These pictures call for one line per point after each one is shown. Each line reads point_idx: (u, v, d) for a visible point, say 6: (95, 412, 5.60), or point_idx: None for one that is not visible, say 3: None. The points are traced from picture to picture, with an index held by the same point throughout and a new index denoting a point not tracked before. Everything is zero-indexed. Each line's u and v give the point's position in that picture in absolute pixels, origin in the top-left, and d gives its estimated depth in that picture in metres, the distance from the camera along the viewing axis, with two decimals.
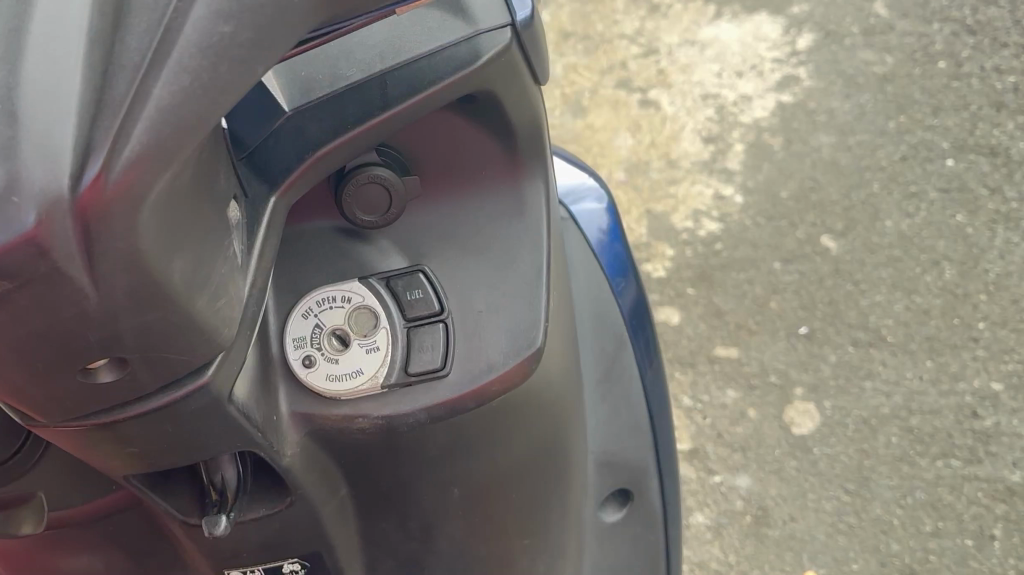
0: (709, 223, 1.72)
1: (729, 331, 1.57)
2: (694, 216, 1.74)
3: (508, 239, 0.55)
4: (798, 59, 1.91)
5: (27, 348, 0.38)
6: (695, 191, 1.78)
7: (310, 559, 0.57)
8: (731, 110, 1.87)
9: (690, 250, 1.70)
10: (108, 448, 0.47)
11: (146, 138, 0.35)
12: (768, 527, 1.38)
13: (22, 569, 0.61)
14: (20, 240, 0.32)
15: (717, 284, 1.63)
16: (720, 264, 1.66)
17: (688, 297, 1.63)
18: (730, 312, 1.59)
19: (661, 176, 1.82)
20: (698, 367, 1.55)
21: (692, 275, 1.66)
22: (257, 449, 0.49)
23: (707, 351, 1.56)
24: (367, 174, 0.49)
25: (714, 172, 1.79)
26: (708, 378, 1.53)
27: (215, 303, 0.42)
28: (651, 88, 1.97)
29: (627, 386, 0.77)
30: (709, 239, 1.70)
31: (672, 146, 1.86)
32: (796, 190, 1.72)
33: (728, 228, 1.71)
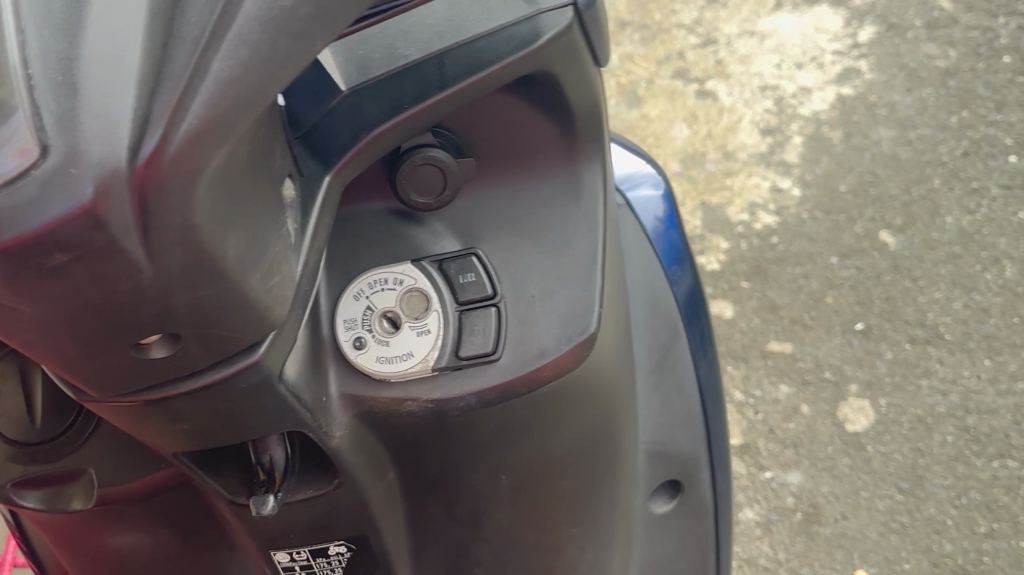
0: (765, 216, 1.70)
1: (784, 326, 1.55)
2: (749, 209, 1.71)
3: (565, 224, 0.54)
4: (858, 51, 1.89)
5: (82, 320, 0.38)
6: (753, 183, 1.75)
7: (356, 542, 0.56)
8: (790, 102, 1.85)
9: (745, 243, 1.67)
10: (158, 425, 0.47)
11: (205, 110, 0.34)
12: (819, 524, 1.34)
13: (64, 545, 0.60)
14: (78, 212, 0.32)
15: (772, 278, 1.61)
16: (775, 257, 1.63)
17: (742, 291, 1.60)
18: (785, 307, 1.57)
19: (718, 168, 1.79)
20: (751, 362, 1.52)
21: (747, 268, 1.63)
22: (305, 429, 0.49)
23: (760, 346, 1.53)
24: (422, 155, 0.48)
25: (771, 165, 1.76)
26: (761, 373, 1.51)
27: (269, 281, 0.42)
28: (710, 79, 1.93)
29: (680, 377, 0.75)
30: (764, 232, 1.68)
31: (729, 137, 1.83)
32: (855, 184, 1.69)
33: (784, 221, 1.68)
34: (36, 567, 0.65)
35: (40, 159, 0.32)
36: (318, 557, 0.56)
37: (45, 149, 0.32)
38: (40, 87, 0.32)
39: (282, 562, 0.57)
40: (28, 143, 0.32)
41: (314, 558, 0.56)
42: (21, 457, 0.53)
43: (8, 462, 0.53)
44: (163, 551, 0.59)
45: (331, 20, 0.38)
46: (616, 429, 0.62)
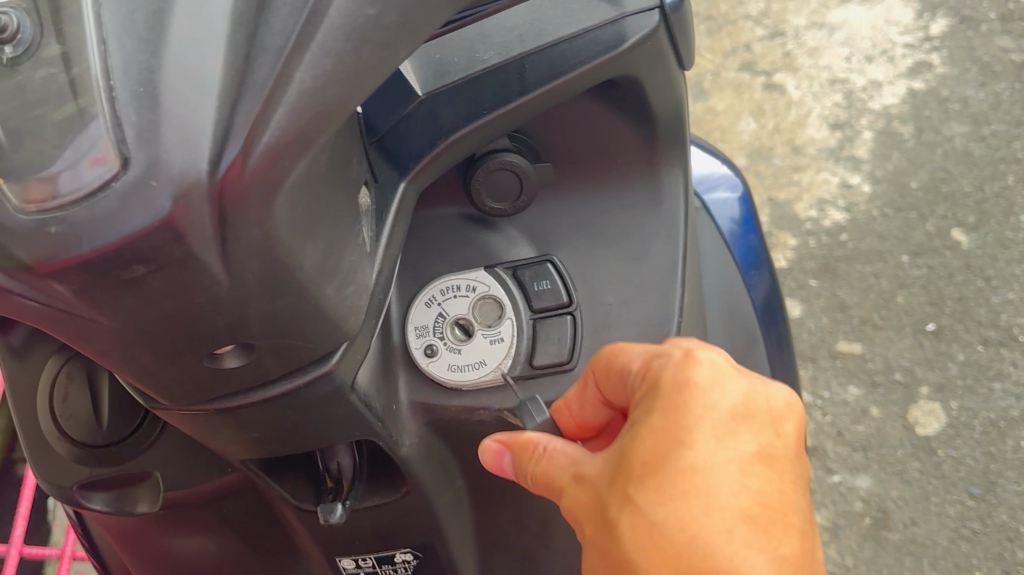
0: (833, 212, 1.52)
1: (854, 326, 1.40)
2: (817, 205, 1.53)
3: (645, 229, 0.53)
4: (930, 44, 1.66)
5: (157, 331, 0.38)
6: (821, 179, 1.55)
7: (422, 550, 0.55)
8: (860, 96, 1.62)
9: (813, 240, 1.50)
10: (227, 433, 0.46)
11: (286, 122, 0.34)
12: (887, 530, 1.25)
13: (129, 548, 0.60)
14: (158, 224, 0.32)
15: (842, 276, 1.45)
16: (844, 255, 1.47)
17: (810, 289, 1.45)
18: (855, 305, 1.42)
19: (786, 163, 1.58)
20: (817, 362, 1.39)
21: (815, 266, 1.47)
22: (376, 438, 0.48)
23: (828, 345, 1.40)
24: (497, 160, 0.48)
25: (840, 161, 1.56)
26: (829, 373, 1.38)
27: (344, 290, 0.42)
28: (777, 71, 1.68)
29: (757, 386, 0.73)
30: (833, 229, 1.50)
31: (797, 132, 1.61)
32: (926, 180, 1.52)
33: (856, 218, 1.50)
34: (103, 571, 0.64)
35: (121, 172, 0.32)
36: (384, 563, 0.56)
37: (126, 162, 0.32)
38: (122, 99, 0.32)
39: (348, 568, 0.56)
40: (110, 157, 0.32)
41: (380, 564, 0.56)
42: (89, 458, 0.54)
43: (75, 465, 0.54)
44: (229, 554, 0.59)
45: (413, 28, 0.37)
46: None
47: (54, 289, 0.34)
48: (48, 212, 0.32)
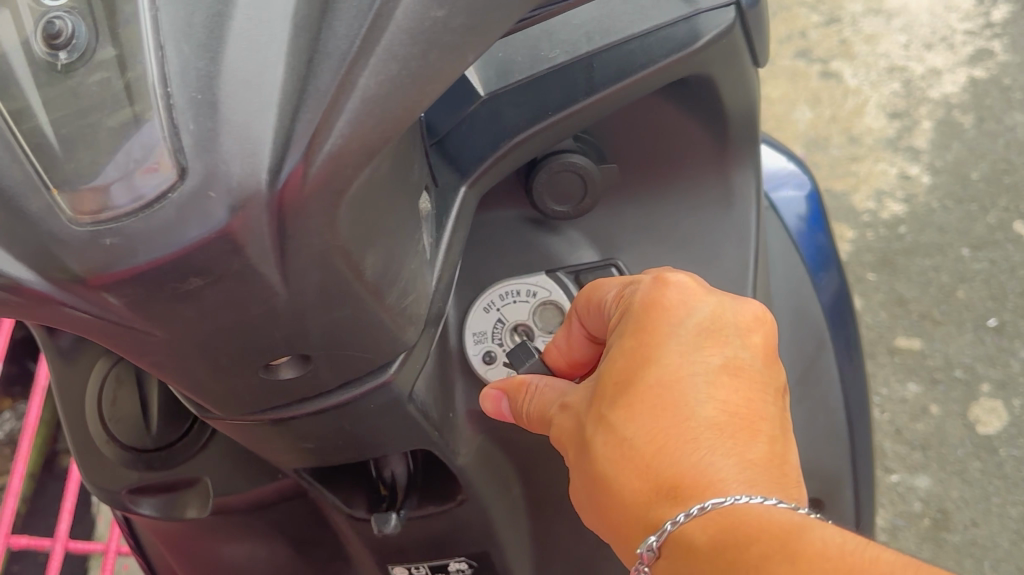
0: (892, 205, 1.48)
1: (912, 322, 1.38)
2: (876, 196, 1.49)
3: (716, 233, 0.54)
4: (992, 31, 1.59)
5: (212, 344, 0.37)
6: (880, 170, 1.51)
7: (477, 559, 0.53)
8: (919, 84, 1.57)
9: (871, 232, 1.46)
10: (281, 444, 0.45)
11: (349, 130, 0.32)
12: (947, 531, 1.23)
13: (179, 555, 0.59)
14: (215, 235, 0.31)
15: (901, 270, 1.42)
16: (904, 248, 1.44)
17: (868, 283, 1.41)
18: (913, 300, 1.39)
19: (844, 153, 1.53)
20: (876, 359, 1.36)
21: (873, 259, 1.44)
22: (432, 448, 0.47)
23: (887, 341, 1.37)
24: (559, 162, 0.48)
25: (899, 151, 1.52)
26: (887, 370, 1.36)
27: (404, 300, 0.40)
28: (834, 58, 1.61)
29: (825, 390, 0.71)
30: (891, 221, 1.47)
31: (855, 121, 1.55)
32: (989, 172, 1.48)
33: (914, 210, 1.47)
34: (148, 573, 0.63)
35: (178, 183, 0.30)
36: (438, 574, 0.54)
37: (183, 172, 0.30)
38: (179, 106, 0.30)
39: None
40: (165, 165, 0.30)
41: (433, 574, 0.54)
42: (137, 463, 0.53)
43: (124, 469, 0.53)
44: (280, 560, 0.58)
45: (484, 29, 0.35)
46: None
47: (107, 301, 0.33)
48: (102, 223, 0.31)
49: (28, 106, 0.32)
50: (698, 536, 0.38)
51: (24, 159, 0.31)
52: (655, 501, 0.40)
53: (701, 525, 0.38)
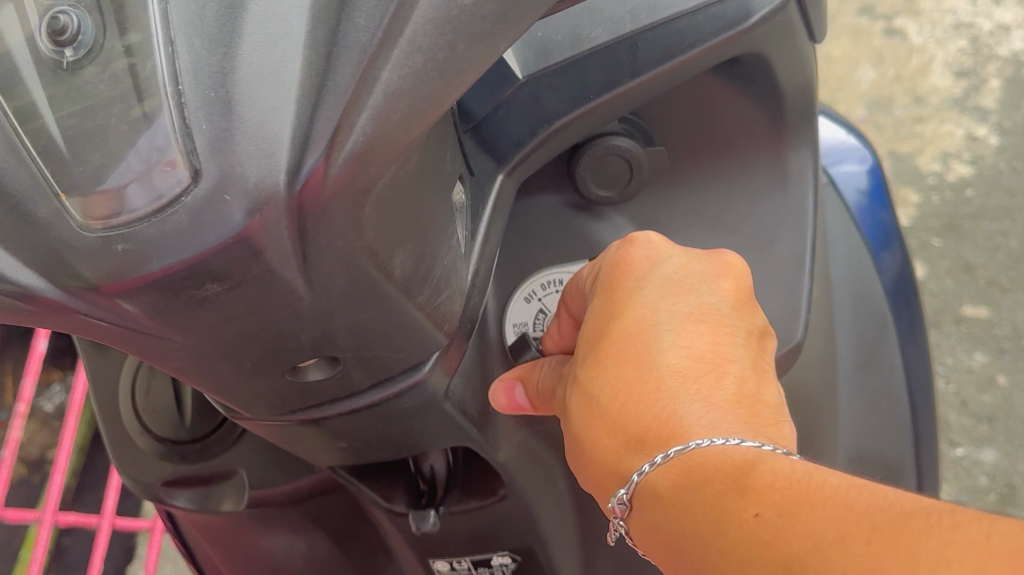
0: (958, 166, 1.44)
1: (979, 289, 1.34)
2: (941, 158, 1.45)
3: (772, 215, 0.52)
4: None
5: (236, 347, 0.35)
6: (946, 131, 1.46)
7: (521, 553, 0.52)
8: (987, 41, 1.52)
9: (937, 196, 1.43)
10: (315, 444, 0.43)
11: (373, 126, 0.29)
12: (1015, 507, 1.20)
13: (220, 546, 0.59)
14: (232, 240, 0.29)
15: (967, 235, 1.39)
16: (971, 213, 1.40)
17: (934, 250, 1.38)
18: (981, 267, 1.36)
19: (908, 114, 1.48)
20: (941, 328, 1.33)
21: (939, 224, 1.40)
22: (471, 445, 0.46)
23: (953, 309, 1.34)
24: (605, 145, 0.46)
25: (966, 111, 1.47)
26: (953, 339, 1.32)
27: (438, 296, 0.38)
28: (898, 15, 1.56)
29: (888, 374, 0.69)
30: (958, 184, 1.43)
31: (920, 81, 1.50)
32: None
33: (982, 172, 1.43)
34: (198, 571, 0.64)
35: (192, 185, 0.28)
36: (481, 566, 0.52)
37: (197, 175, 0.28)
38: (191, 106, 0.28)
39: (442, 570, 0.52)
40: (179, 165, 0.28)
41: (475, 567, 0.52)
42: (173, 455, 0.53)
43: (158, 460, 0.53)
44: (319, 554, 0.57)
45: (517, 16, 0.33)
46: (804, 436, 0.58)
47: (123, 310, 0.31)
48: (113, 229, 0.28)
49: (32, 104, 0.29)
50: (664, 483, 0.39)
51: (30, 163, 0.29)
52: (624, 454, 0.41)
53: (665, 472, 0.39)
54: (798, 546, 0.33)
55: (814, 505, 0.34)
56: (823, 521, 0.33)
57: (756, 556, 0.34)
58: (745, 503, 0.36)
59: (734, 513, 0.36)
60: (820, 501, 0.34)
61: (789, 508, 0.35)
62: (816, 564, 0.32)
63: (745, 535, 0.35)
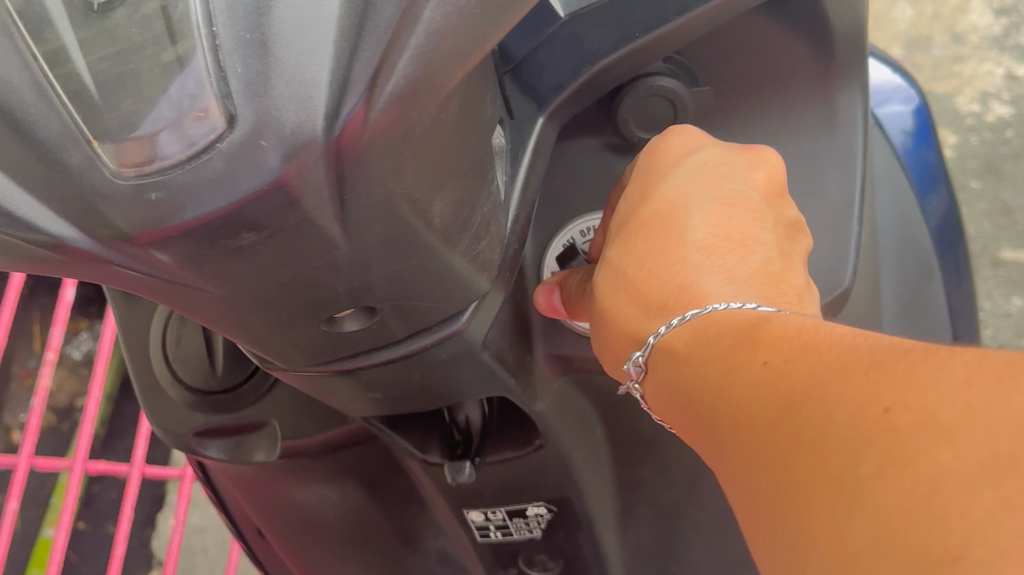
0: (998, 107, 1.42)
1: (1019, 233, 1.33)
2: (980, 97, 1.43)
3: (826, 156, 0.50)
4: None
5: (270, 298, 0.34)
6: (985, 70, 1.44)
7: (558, 504, 0.51)
8: None
9: (976, 136, 1.40)
10: (348, 395, 0.42)
11: (413, 68, 0.28)
12: None
13: (251, 494, 0.59)
14: (267, 186, 0.27)
15: (1007, 176, 1.37)
16: (1010, 153, 1.38)
17: (973, 191, 1.36)
18: (1020, 209, 1.34)
19: (946, 53, 1.46)
20: (979, 272, 1.32)
21: (977, 165, 1.38)
22: (509, 395, 0.45)
23: (992, 253, 1.33)
24: (648, 86, 0.45)
25: (1007, 50, 1.44)
26: (990, 284, 1.32)
27: (477, 245, 0.37)
28: None
29: (933, 319, 0.68)
30: (997, 124, 1.40)
31: (959, 19, 1.47)
32: None
33: (1021, 112, 1.41)
34: (230, 522, 0.64)
35: (227, 132, 0.27)
36: (516, 517, 0.51)
37: (232, 120, 0.27)
38: (226, 48, 0.26)
39: (475, 521, 0.52)
40: (214, 112, 0.27)
41: (510, 518, 0.51)
42: (203, 405, 0.52)
43: (190, 410, 0.52)
44: (351, 504, 0.56)
45: None
46: None
47: (156, 260, 0.30)
48: (147, 176, 0.27)
49: (64, 48, 0.28)
50: (678, 342, 0.39)
51: (61, 109, 0.27)
52: (644, 319, 0.41)
53: (679, 334, 0.39)
54: (800, 382, 0.31)
55: (821, 348, 0.33)
56: (827, 360, 0.32)
57: (762, 398, 0.33)
58: (754, 355, 0.35)
59: (744, 362, 0.35)
60: (825, 345, 0.33)
61: (795, 354, 0.33)
62: (814, 399, 0.30)
63: (754, 382, 0.34)
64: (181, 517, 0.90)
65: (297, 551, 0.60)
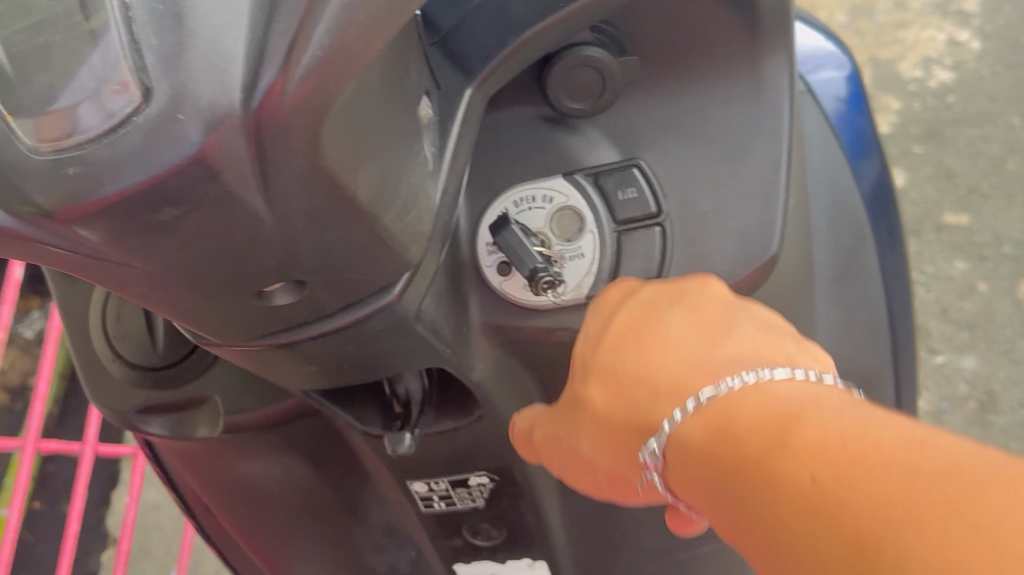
0: (941, 72, 1.48)
1: (960, 196, 1.39)
2: (923, 64, 1.49)
3: (747, 124, 0.50)
4: None
5: (198, 273, 0.34)
6: (928, 36, 1.51)
7: (500, 474, 0.51)
8: None
9: (919, 102, 1.47)
10: (287, 368, 0.42)
11: (330, 40, 0.28)
12: (994, 414, 1.25)
13: (197, 470, 0.59)
14: (187, 161, 0.27)
15: (949, 141, 1.43)
16: (951, 118, 1.44)
17: (915, 157, 1.43)
18: (962, 173, 1.40)
19: (889, 19, 1.54)
20: (922, 236, 1.38)
21: (920, 131, 1.45)
22: (446, 366, 0.45)
23: (934, 217, 1.38)
24: (575, 56, 0.46)
25: (948, 16, 1.52)
26: (934, 248, 1.36)
27: (405, 218, 0.37)
28: None
29: (867, 284, 0.69)
30: (940, 90, 1.47)
31: None
32: None
33: (963, 77, 1.47)
34: (179, 500, 0.64)
35: (143, 106, 0.26)
36: (458, 487, 0.52)
37: (148, 94, 0.26)
38: (140, 20, 0.26)
39: (419, 492, 0.52)
40: (131, 85, 0.26)
41: (453, 488, 0.52)
42: (148, 382, 0.52)
43: (135, 387, 0.53)
44: (296, 478, 0.57)
45: None
46: None
47: (79, 236, 0.29)
48: (63, 151, 0.27)
49: None
50: (698, 437, 0.35)
51: None
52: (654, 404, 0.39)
53: (699, 430, 0.35)
54: (866, 520, 0.27)
55: (875, 466, 0.28)
56: (887, 488, 0.27)
57: (817, 528, 0.28)
58: (796, 463, 0.30)
59: (784, 473, 0.30)
60: (880, 461, 0.28)
61: (846, 469, 0.28)
62: (888, 547, 0.26)
63: (800, 503, 0.29)
64: (135, 494, 0.90)
65: (245, 523, 0.61)
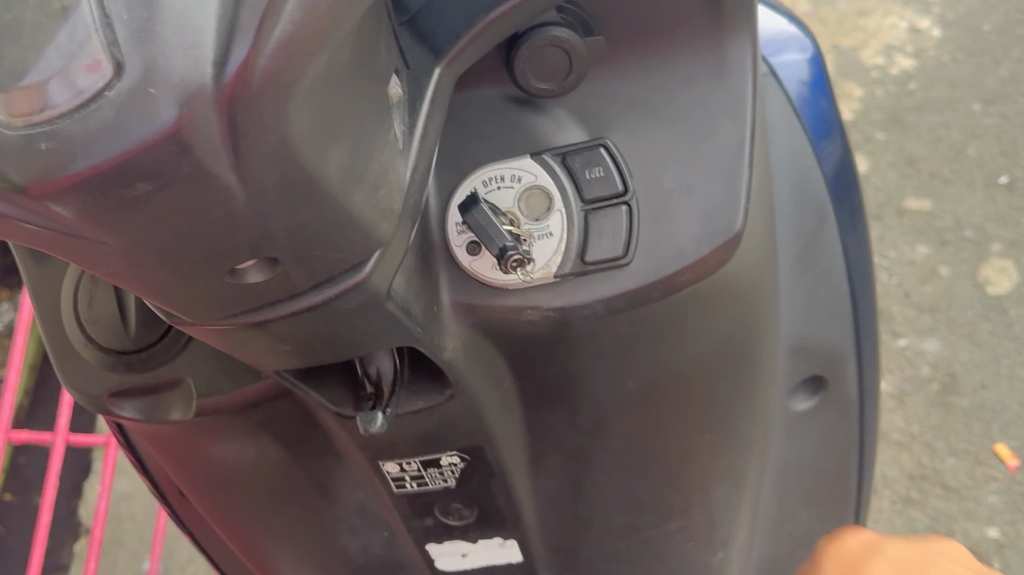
0: (902, 59, 1.73)
1: (921, 180, 1.60)
2: (886, 51, 1.75)
3: (710, 103, 0.50)
4: None
5: (172, 249, 0.34)
6: (890, 23, 1.78)
7: (471, 452, 0.53)
8: None
9: (881, 88, 1.71)
10: (258, 347, 0.43)
11: (300, 15, 0.29)
12: (956, 396, 1.41)
13: (170, 453, 0.60)
14: (159, 135, 0.28)
15: (908, 127, 1.65)
16: (912, 105, 1.67)
17: (879, 143, 1.65)
18: (923, 160, 1.62)
19: (851, 7, 1.82)
20: (887, 221, 1.58)
21: (883, 117, 1.67)
22: (419, 345, 0.46)
23: (897, 202, 1.59)
24: (545, 37, 0.46)
25: (908, 4, 1.80)
26: (897, 233, 1.56)
27: (374, 195, 0.38)
28: None
29: (828, 264, 0.71)
30: (902, 77, 1.71)
31: None
32: (999, 24, 1.73)
33: (924, 63, 1.71)
34: (153, 484, 0.65)
35: (115, 80, 0.27)
36: (430, 467, 0.53)
37: (120, 69, 0.27)
38: None
39: (391, 473, 0.54)
40: (103, 62, 0.27)
41: (425, 468, 0.53)
42: (118, 365, 0.52)
43: (106, 371, 0.53)
44: (269, 459, 0.58)
45: None
46: (757, 332, 0.58)
47: (51, 212, 0.30)
48: (36, 127, 0.27)
49: None
50: None
51: None
52: None
53: None
54: None
55: None
56: None
57: None
58: None
59: None
60: None
61: None
62: None
63: None
64: (106, 483, 0.90)
65: (220, 505, 0.62)
